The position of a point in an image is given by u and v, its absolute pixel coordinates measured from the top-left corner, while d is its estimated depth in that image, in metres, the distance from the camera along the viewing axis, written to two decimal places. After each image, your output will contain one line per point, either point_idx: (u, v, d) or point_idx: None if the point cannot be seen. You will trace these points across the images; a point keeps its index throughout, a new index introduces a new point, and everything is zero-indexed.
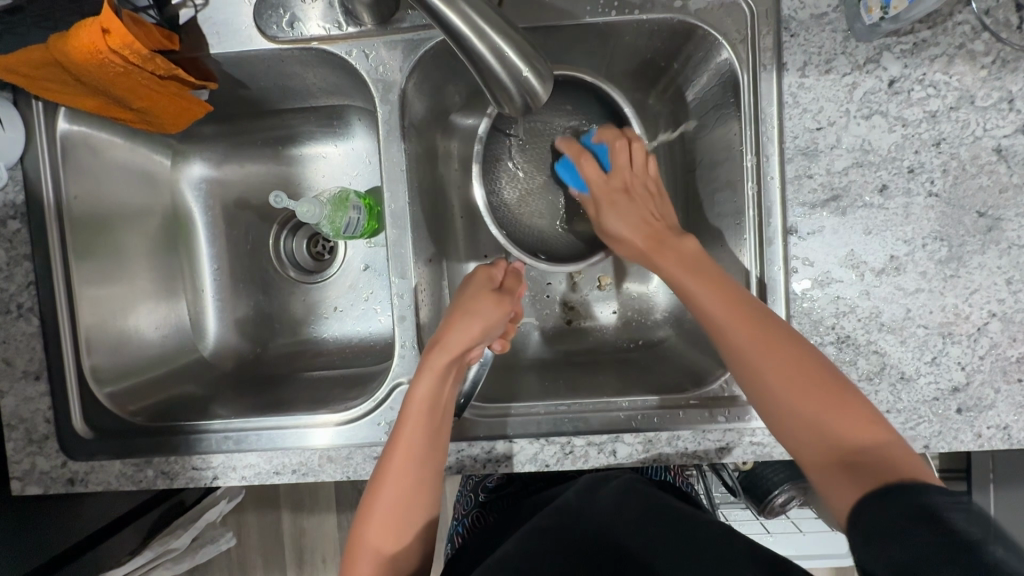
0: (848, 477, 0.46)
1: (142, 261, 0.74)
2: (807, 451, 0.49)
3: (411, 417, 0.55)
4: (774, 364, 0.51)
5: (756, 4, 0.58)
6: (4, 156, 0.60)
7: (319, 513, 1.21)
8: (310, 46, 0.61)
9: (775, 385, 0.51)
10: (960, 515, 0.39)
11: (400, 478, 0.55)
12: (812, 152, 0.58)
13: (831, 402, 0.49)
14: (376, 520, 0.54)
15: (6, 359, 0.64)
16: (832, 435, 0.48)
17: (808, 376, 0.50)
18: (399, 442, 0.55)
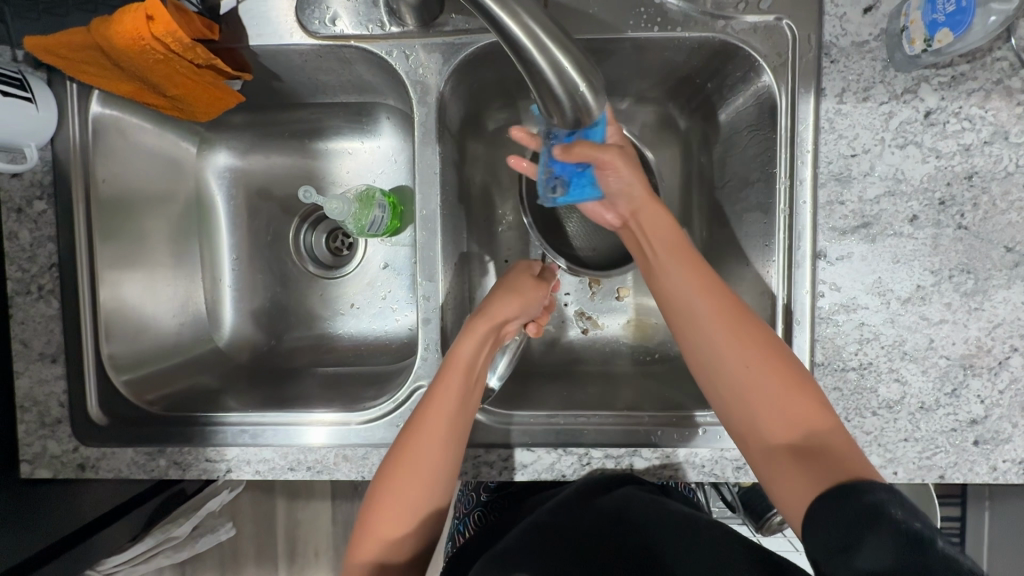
0: (801, 471, 0.47)
1: (163, 246, 0.73)
2: (759, 433, 0.50)
3: (428, 420, 0.54)
4: (730, 343, 0.50)
5: (797, 29, 0.58)
6: (36, 137, 0.60)
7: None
8: (350, 45, 0.61)
9: (738, 365, 0.50)
10: (902, 511, 0.40)
11: (406, 480, 0.53)
12: (845, 178, 0.59)
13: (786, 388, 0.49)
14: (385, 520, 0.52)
15: (23, 340, 0.64)
16: (786, 421, 0.49)
17: (771, 362, 0.50)
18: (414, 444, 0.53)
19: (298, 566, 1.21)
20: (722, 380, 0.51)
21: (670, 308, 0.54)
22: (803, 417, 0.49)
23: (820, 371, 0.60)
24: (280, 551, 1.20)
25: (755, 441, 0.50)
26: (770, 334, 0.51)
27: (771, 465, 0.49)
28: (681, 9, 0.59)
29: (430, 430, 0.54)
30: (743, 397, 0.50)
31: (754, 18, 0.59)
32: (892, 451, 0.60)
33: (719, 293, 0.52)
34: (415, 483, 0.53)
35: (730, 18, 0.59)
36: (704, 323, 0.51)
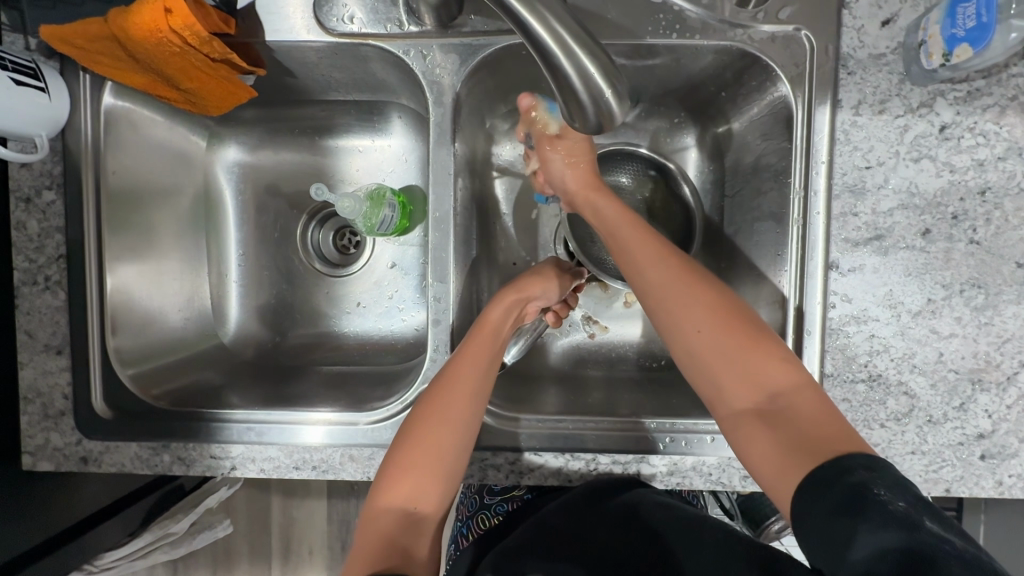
0: (778, 441, 0.47)
1: (171, 240, 0.72)
2: (724, 400, 0.51)
3: (454, 382, 0.56)
4: (692, 318, 0.52)
5: (815, 39, 0.58)
6: (48, 127, 0.59)
7: (310, 504, 1.20)
8: (367, 43, 0.61)
9: (702, 338, 0.52)
10: (886, 489, 0.40)
11: (426, 440, 0.54)
12: (859, 190, 0.59)
13: (754, 356, 0.51)
14: (399, 483, 0.53)
15: (28, 331, 0.63)
16: (757, 389, 0.50)
17: (746, 336, 0.51)
18: (437, 404, 0.56)
19: (292, 564, 1.20)
20: (686, 354, 0.53)
21: (645, 286, 0.55)
22: (764, 380, 0.50)
23: (829, 382, 0.60)
24: (274, 548, 1.19)
25: (725, 412, 0.51)
26: (744, 311, 0.53)
27: (743, 436, 0.50)
28: (699, 17, 0.59)
29: (457, 391, 0.56)
30: (707, 367, 0.52)
31: (772, 27, 0.59)
32: (899, 463, 0.60)
33: (681, 270, 0.54)
34: (436, 443, 0.54)
35: (749, 27, 0.59)
36: (669, 303, 0.54)
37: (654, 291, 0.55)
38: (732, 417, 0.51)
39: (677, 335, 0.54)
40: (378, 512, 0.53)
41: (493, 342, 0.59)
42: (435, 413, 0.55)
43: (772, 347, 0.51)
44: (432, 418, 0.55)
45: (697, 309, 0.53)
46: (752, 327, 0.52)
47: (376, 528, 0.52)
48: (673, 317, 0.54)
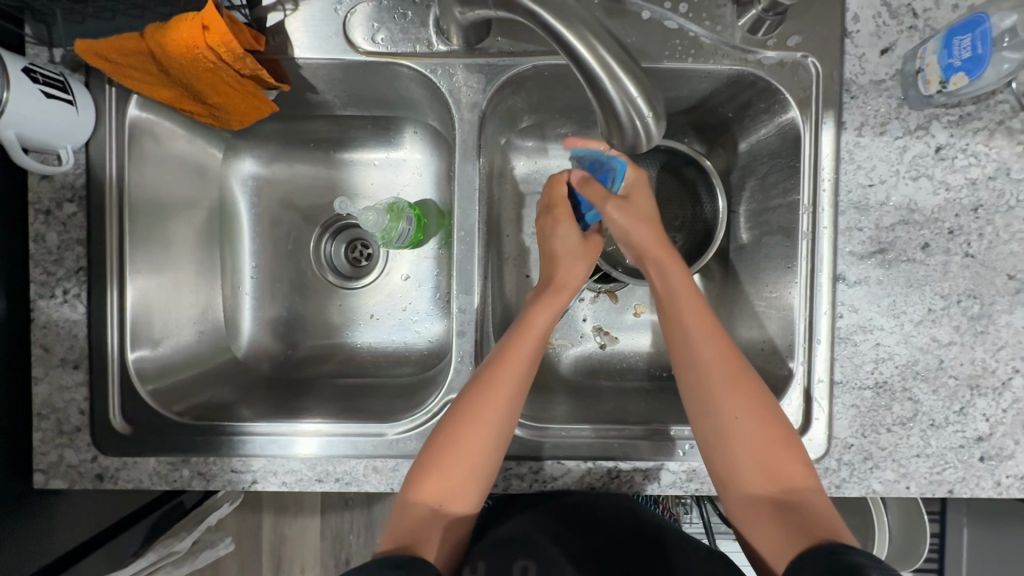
0: (783, 526, 0.53)
1: (187, 252, 0.72)
2: (739, 480, 0.56)
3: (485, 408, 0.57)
4: (726, 394, 0.57)
5: (821, 66, 0.62)
6: (73, 138, 0.59)
7: (302, 522, 1.18)
8: (394, 62, 0.62)
9: (731, 412, 0.56)
10: (880, 573, 0.43)
11: (457, 459, 0.56)
12: (863, 206, 0.62)
13: (776, 450, 0.56)
14: (431, 483, 0.56)
15: (44, 345, 0.62)
16: (772, 478, 0.55)
17: (771, 425, 0.56)
18: (474, 422, 0.57)
19: None
20: (714, 423, 0.57)
21: (688, 360, 0.59)
22: (783, 472, 0.55)
23: (839, 389, 0.63)
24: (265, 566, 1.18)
25: (735, 487, 0.56)
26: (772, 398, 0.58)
27: (750, 516, 0.55)
28: (713, 42, 0.62)
29: (488, 413, 0.57)
30: (730, 442, 0.56)
31: (780, 54, 0.62)
32: (905, 466, 0.63)
33: (728, 354, 0.58)
34: (465, 482, 0.56)
35: (760, 53, 0.62)
36: (713, 373, 0.58)
37: (693, 361, 0.58)
38: (740, 496, 0.56)
39: (709, 405, 0.57)
40: (407, 504, 0.55)
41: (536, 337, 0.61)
42: (469, 423, 0.56)
43: (793, 445, 0.56)
44: (460, 439, 0.56)
45: (734, 390, 0.57)
46: (779, 420, 0.57)
47: (404, 518, 0.55)
48: (705, 388, 0.57)
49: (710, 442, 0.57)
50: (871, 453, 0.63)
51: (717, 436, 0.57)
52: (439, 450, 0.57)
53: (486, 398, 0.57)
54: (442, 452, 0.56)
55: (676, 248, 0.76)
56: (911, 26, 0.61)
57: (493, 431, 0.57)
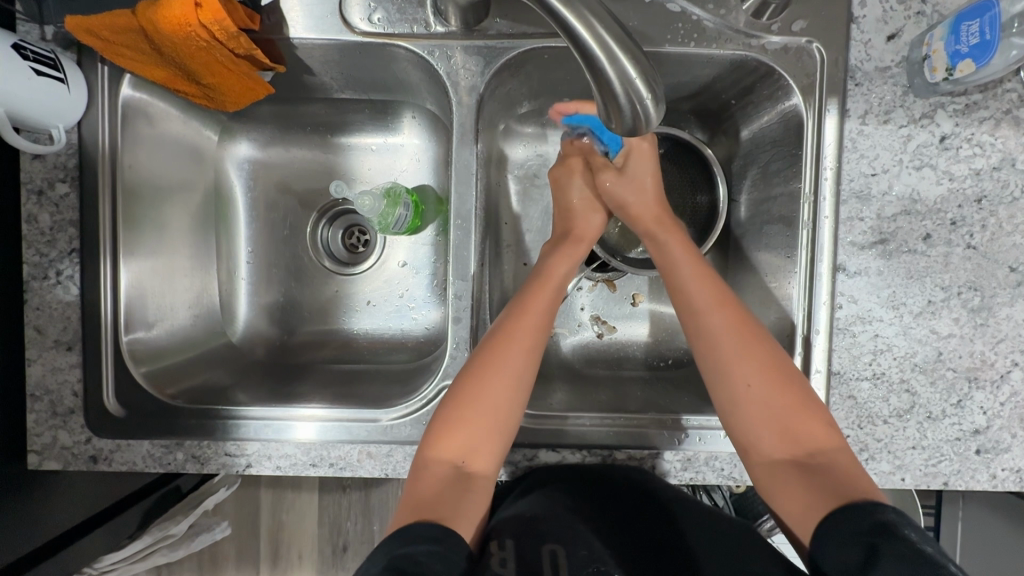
0: (812, 490, 0.52)
1: (181, 236, 0.71)
2: (761, 449, 0.56)
3: (496, 370, 0.57)
4: (739, 361, 0.57)
5: (826, 52, 0.61)
6: (64, 117, 0.58)
7: (299, 508, 1.19)
8: (391, 42, 0.61)
9: (744, 378, 0.57)
10: (913, 532, 0.45)
11: (471, 424, 0.56)
12: (865, 196, 0.62)
13: (799, 414, 0.55)
14: (447, 442, 0.55)
15: (38, 326, 0.62)
16: (794, 443, 0.55)
17: (790, 390, 0.56)
18: (486, 382, 0.57)
19: (282, 569, 1.19)
20: (731, 394, 0.57)
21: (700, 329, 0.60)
22: (807, 437, 0.55)
23: (836, 381, 0.63)
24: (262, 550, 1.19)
25: (758, 457, 0.56)
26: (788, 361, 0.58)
27: (775, 482, 0.55)
28: (716, 26, 0.61)
29: (500, 376, 0.57)
30: (749, 411, 0.56)
31: (784, 39, 0.61)
32: (900, 458, 0.63)
33: (740, 322, 0.59)
34: (480, 439, 0.56)
35: (763, 37, 0.61)
36: (725, 341, 0.58)
37: (709, 329, 0.59)
38: (764, 464, 0.56)
39: (724, 375, 0.58)
40: (427, 467, 0.55)
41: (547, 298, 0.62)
42: (485, 381, 0.57)
43: (814, 411, 0.56)
44: (474, 404, 0.56)
45: (747, 357, 0.57)
46: (800, 385, 0.56)
47: (425, 480, 0.54)
48: (720, 360, 0.58)
49: (731, 413, 0.57)
50: (867, 445, 0.63)
51: (734, 405, 0.57)
52: (451, 416, 0.56)
53: (495, 362, 0.57)
54: (456, 412, 0.56)
55: None
56: (919, 12, 0.60)
57: (505, 391, 0.57)
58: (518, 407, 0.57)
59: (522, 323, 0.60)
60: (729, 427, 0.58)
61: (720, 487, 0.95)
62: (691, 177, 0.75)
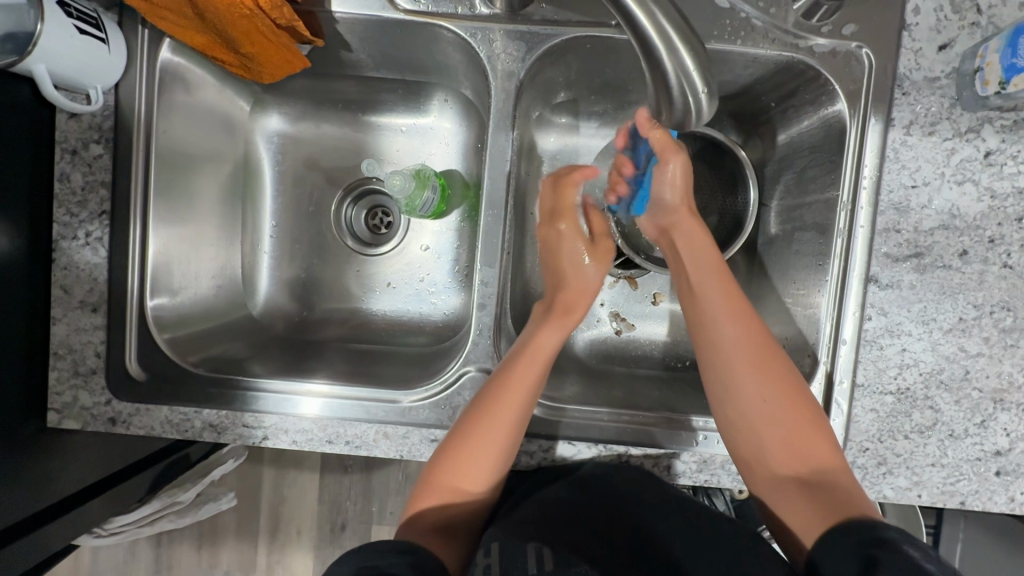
0: (813, 505, 0.52)
1: (210, 205, 0.71)
2: (768, 466, 0.56)
3: (486, 439, 0.57)
4: (755, 391, 0.56)
5: (875, 58, 0.60)
6: (102, 79, 0.58)
7: (301, 483, 1.20)
8: (433, 22, 0.61)
9: (756, 403, 0.56)
10: (917, 550, 0.45)
11: (462, 485, 0.58)
12: (903, 208, 0.61)
13: (809, 430, 0.55)
14: (436, 491, 0.58)
15: (64, 286, 0.62)
16: (803, 460, 0.55)
17: (806, 419, 0.56)
18: (471, 438, 0.57)
19: (281, 541, 1.20)
20: (737, 418, 0.57)
21: (716, 347, 0.59)
22: (818, 456, 0.55)
23: (859, 393, 0.62)
24: (262, 522, 1.20)
25: (765, 473, 0.56)
26: (795, 373, 0.58)
27: (778, 498, 0.55)
28: (764, 25, 0.60)
29: (486, 440, 0.57)
30: (754, 430, 0.56)
31: (833, 42, 0.60)
32: (919, 474, 0.62)
33: (762, 350, 0.58)
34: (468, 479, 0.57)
35: (812, 39, 0.60)
36: (743, 367, 0.57)
37: (722, 345, 0.59)
38: (771, 479, 0.56)
39: (739, 399, 0.57)
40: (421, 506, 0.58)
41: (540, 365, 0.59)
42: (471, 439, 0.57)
43: (824, 430, 0.56)
44: (461, 456, 0.57)
45: (759, 372, 0.57)
46: (816, 412, 0.56)
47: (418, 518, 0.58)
48: (735, 377, 0.57)
49: (734, 427, 0.57)
50: (885, 459, 0.62)
51: (739, 420, 0.57)
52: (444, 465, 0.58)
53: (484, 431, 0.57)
54: (447, 461, 0.58)
55: None
56: (974, 23, 0.59)
57: (490, 447, 0.57)
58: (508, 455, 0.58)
59: (508, 390, 0.58)
60: (732, 441, 0.57)
61: (723, 491, 0.95)
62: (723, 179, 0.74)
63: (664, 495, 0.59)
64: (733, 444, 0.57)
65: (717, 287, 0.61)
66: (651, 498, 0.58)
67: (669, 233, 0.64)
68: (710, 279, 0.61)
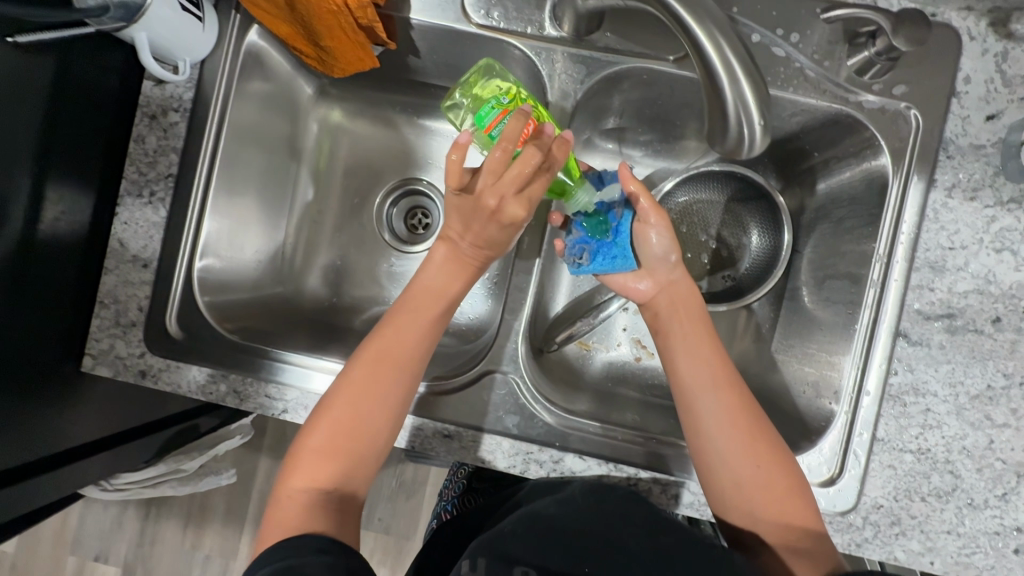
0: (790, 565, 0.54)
1: (265, 184, 0.75)
2: (754, 529, 0.56)
3: (368, 403, 0.57)
4: (730, 451, 0.57)
5: (923, 120, 0.61)
6: (193, 53, 0.62)
7: None
8: (502, 37, 0.65)
9: (732, 462, 0.57)
10: None
11: (345, 461, 0.56)
12: (939, 267, 0.61)
13: (785, 495, 0.56)
14: (310, 464, 0.55)
15: (121, 239, 0.65)
16: (787, 526, 0.56)
17: (785, 478, 0.57)
18: (362, 401, 0.57)
19: None
20: (711, 477, 0.58)
21: (697, 409, 0.59)
22: (795, 518, 0.56)
23: (878, 447, 0.61)
24: (251, 507, 1.20)
25: (746, 538, 0.57)
26: (779, 439, 0.59)
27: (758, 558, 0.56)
28: (817, 76, 0.63)
29: (377, 401, 0.57)
30: (733, 492, 0.57)
31: (882, 100, 0.62)
32: (933, 540, 0.60)
33: (739, 411, 0.58)
34: (356, 444, 0.56)
35: (862, 95, 0.62)
36: (720, 425, 0.58)
37: (702, 410, 0.59)
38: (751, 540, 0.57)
39: (720, 460, 0.57)
40: (292, 488, 0.54)
41: (430, 313, 0.60)
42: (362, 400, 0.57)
43: (801, 494, 0.57)
44: (350, 422, 0.56)
45: (740, 436, 0.57)
46: (791, 470, 0.57)
47: (291, 499, 0.54)
48: (713, 441, 0.58)
49: (724, 492, 0.57)
50: (900, 519, 0.61)
51: (731, 486, 0.57)
52: (326, 438, 0.56)
53: (373, 389, 0.57)
54: (330, 431, 0.56)
55: (726, 276, 0.76)
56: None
57: (381, 408, 0.57)
58: (399, 416, 0.58)
59: (392, 340, 0.59)
60: (722, 504, 0.58)
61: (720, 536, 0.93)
62: (761, 223, 0.75)
63: (653, 516, 0.55)
64: (720, 505, 0.58)
65: (701, 344, 0.61)
66: (637, 519, 0.54)
67: (673, 291, 0.64)
68: (699, 339, 0.61)
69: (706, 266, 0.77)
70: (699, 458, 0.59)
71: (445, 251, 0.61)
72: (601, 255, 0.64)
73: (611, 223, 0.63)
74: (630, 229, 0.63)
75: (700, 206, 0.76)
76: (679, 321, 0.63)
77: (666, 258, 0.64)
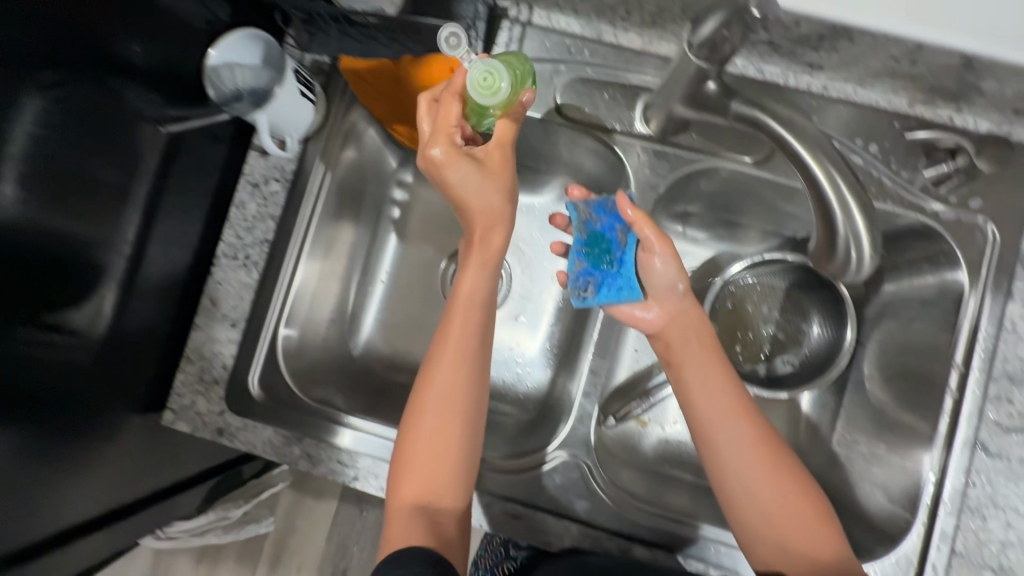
0: None
1: (347, 250, 0.76)
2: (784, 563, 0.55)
3: (428, 419, 0.55)
4: (756, 482, 0.56)
5: (999, 234, 0.63)
6: (296, 124, 0.66)
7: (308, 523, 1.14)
8: (591, 130, 0.68)
9: (760, 494, 0.56)
10: None
11: (428, 479, 0.54)
12: (1017, 378, 0.62)
13: (818, 528, 0.55)
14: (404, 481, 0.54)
15: (214, 298, 0.68)
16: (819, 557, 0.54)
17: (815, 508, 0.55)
18: (420, 414, 0.56)
19: None
20: (744, 511, 0.56)
21: (718, 440, 0.57)
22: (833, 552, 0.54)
23: (957, 561, 0.60)
24: None
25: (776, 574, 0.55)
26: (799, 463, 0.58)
27: None
28: (894, 185, 0.65)
29: (442, 409, 0.55)
30: (765, 525, 0.55)
31: (958, 212, 0.64)
32: None
33: (760, 438, 0.57)
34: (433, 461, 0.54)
35: (939, 206, 0.64)
36: (743, 455, 0.56)
37: (726, 440, 0.57)
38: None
39: (749, 492, 0.56)
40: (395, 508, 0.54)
41: (469, 311, 0.57)
42: (416, 412, 0.56)
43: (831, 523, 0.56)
44: (411, 438, 0.55)
45: (765, 465, 0.56)
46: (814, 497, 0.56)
47: (395, 521, 0.53)
48: (742, 474, 0.56)
49: (753, 528, 0.56)
50: None
51: (759, 519, 0.56)
52: (400, 456, 0.55)
53: (426, 397, 0.55)
54: (402, 450, 0.56)
55: (790, 365, 0.73)
56: None
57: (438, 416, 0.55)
58: (472, 424, 0.56)
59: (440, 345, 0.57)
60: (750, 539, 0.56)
61: None
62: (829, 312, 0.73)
63: None
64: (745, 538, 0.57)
65: (719, 373, 0.59)
66: None
67: (681, 320, 0.61)
68: (715, 366, 0.59)
69: (766, 353, 0.75)
70: (727, 494, 0.57)
71: (477, 254, 0.58)
72: (605, 287, 0.62)
73: (614, 254, 0.63)
74: (634, 259, 0.62)
75: (760, 291, 0.76)
76: (692, 351, 0.60)
77: (674, 287, 0.61)
